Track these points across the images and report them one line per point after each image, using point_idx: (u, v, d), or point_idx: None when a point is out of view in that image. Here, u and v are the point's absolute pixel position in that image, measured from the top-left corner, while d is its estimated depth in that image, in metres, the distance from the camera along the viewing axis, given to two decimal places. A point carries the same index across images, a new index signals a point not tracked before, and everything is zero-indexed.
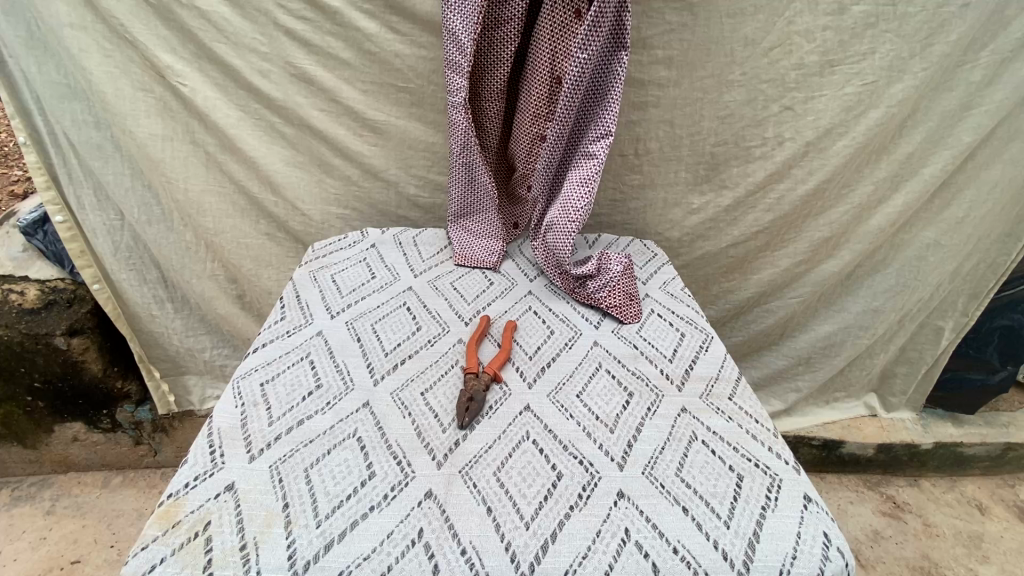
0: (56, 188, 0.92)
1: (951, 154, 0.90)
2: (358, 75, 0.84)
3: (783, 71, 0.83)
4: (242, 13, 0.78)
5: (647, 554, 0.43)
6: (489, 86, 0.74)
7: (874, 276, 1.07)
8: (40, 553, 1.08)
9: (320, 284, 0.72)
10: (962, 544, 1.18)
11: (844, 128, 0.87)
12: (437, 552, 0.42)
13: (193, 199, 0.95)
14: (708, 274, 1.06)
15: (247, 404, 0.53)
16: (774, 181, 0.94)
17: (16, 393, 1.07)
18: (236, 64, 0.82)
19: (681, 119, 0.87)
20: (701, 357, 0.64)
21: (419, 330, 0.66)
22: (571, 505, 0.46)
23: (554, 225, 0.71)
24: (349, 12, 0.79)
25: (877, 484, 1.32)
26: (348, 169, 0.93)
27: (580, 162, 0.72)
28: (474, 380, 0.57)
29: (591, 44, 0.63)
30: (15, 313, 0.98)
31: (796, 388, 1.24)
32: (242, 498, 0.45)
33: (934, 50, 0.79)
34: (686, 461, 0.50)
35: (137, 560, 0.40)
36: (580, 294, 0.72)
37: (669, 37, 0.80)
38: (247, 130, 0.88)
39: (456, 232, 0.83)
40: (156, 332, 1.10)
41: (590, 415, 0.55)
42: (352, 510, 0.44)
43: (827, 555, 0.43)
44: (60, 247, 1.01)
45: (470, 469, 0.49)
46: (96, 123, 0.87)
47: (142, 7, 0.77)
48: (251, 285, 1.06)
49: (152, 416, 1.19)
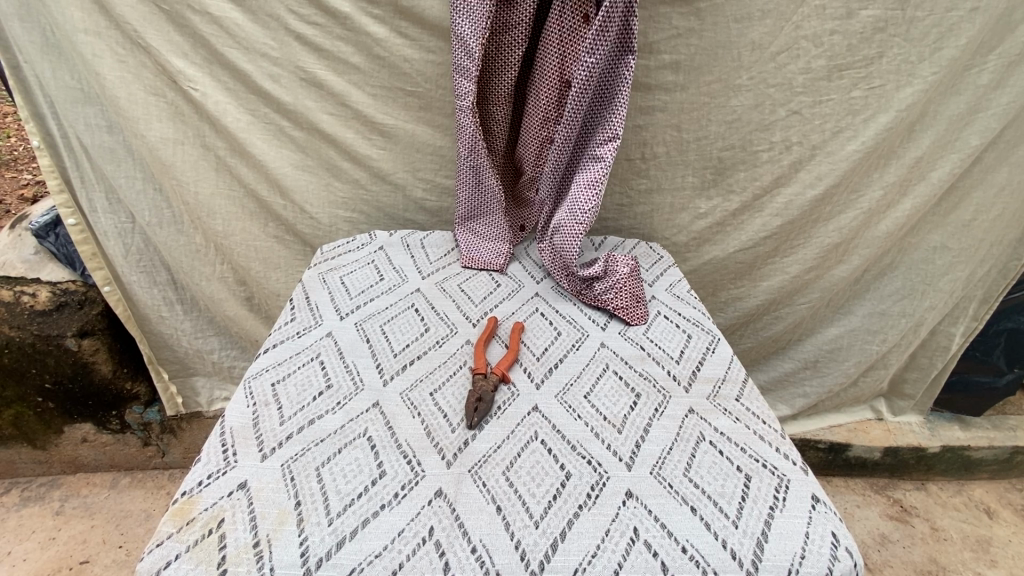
0: (68, 192, 0.94)
1: (957, 157, 0.90)
2: (368, 80, 0.85)
3: (790, 76, 0.83)
4: (253, 19, 0.80)
5: (656, 553, 0.43)
6: (496, 90, 0.75)
7: (882, 280, 1.07)
8: (49, 554, 1.09)
9: (329, 285, 0.73)
10: (970, 548, 1.17)
11: (852, 132, 0.87)
12: (448, 551, 0.42)
13: (203, 202, 0.95)
14: (716, 280, 1.06)
15: (258, 404, 0.54)
16: (782, 185, 0.94)
17: (26, 393, 1.08)
18: (247, 69, 0.83)
19: (688, 123, 0.88)
20: (708, 358, 0.64)
21: (427, 330, 0.66)
22: (579, 505, 0.46)
23: (561, 227, 0.72)
24: (358, 18, 0.80)
25: (883, 487, 1.31)
26: (356, 173, 0.94)
27: (588, 164, 0.72)
28: (482, 380, 0.57)
29: (599, 47, 0.64)
30: (27, 314, 1.00)
31: (803, 392, 1.24)
32: (255, 496, 0.45)
33: (943, 54, 0.80)
34: (693, 461, 0.51)
35: (152, 557, 0.41)
36: (587, 295, 0.73)
37: (675, 42, 0.81)
38: (257, 134, 0.89)
39: (464, 234, 0.84)
40: (165, 333, 1.11)
41: (598, 415, 0.56)
42: (362, 508, 0.45)
43: (836, 556, 0.43)
44: (70, 250, 1.05)
45: (480, 468, 0.49)
46: (109, 127, 0.88)
47: (155, 13, 0.79)
48: (260, 288, 1.07)
49: (162, 417, 1.20)
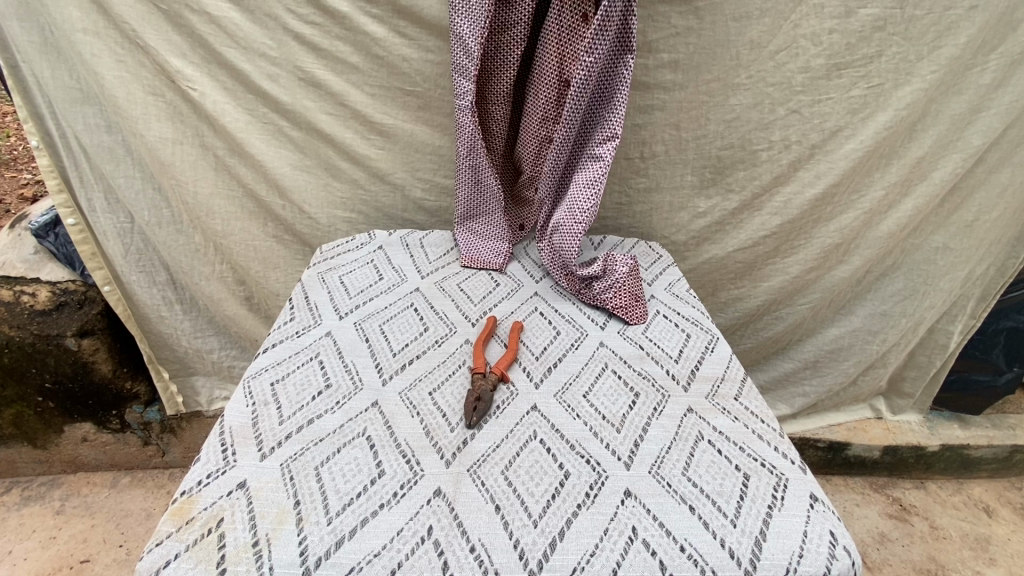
0: (67, 192, 0.94)
1: (959, 157, 0.90)
2: (367, 79, 0.85)
3: (789, 75, 0.83)
4: (252, 18, 0.80)
5: (655, 552, 0.43)
6: (495, 90, 0.75)
7: (882, 280, 1.07)
8: (50, 553, 1.09)
9: (329, 284, 0.73)
10: (969, 546, 1.17)
11: (852, 131, 0.87)
12: (447, 549, 0.42)
13: (202, 202, 0.95)
14: (715, 279, 1.06)
15: (258, 403, 0.54)
16: (781, 184, 0.94)
17: (27, 393, 1.09)
18: (246, 69, 0.83)
19: (687, 122, 0.88)
20: (707, 357, 0.64)
21: (426, 330, 0.66)
22: (578, 504, 0.47)
23: (560, 226, 0.72)
24: (357, 17, 0.80)
25: (882, 486, 1.31)
26: (355, 172, 0.94)
27: (587, 163, 0.72)
28: (481, 380, 0.57)
29: (598, 47, 0.64)
30: (27, 314, 1.00)
31: (803, 392, 1.24)
32: (254, 495, 0.45)
33: (942, 53, 0.80)
34: (692, 460, 0.51)
35: (152, 556, 0.41)
36: (586, 294, 0.73)
37: (674, 41, 0.81)
38: (256, 134, 0.89)
39: (463, 234, 0.84)
40: (164, 333, 1.11)
41: (596, 414, 0.56)
42: (361, 508, 0.45)
43: (834, 554, 0.44)
44: (71, 249, 1.04)
45: (478, 468, 0.49)
46: (108, 126, 0.88)
47: (153, 13, 0.78)
48: (259, 288, 1.07)
49: (161, 416, 1.20)
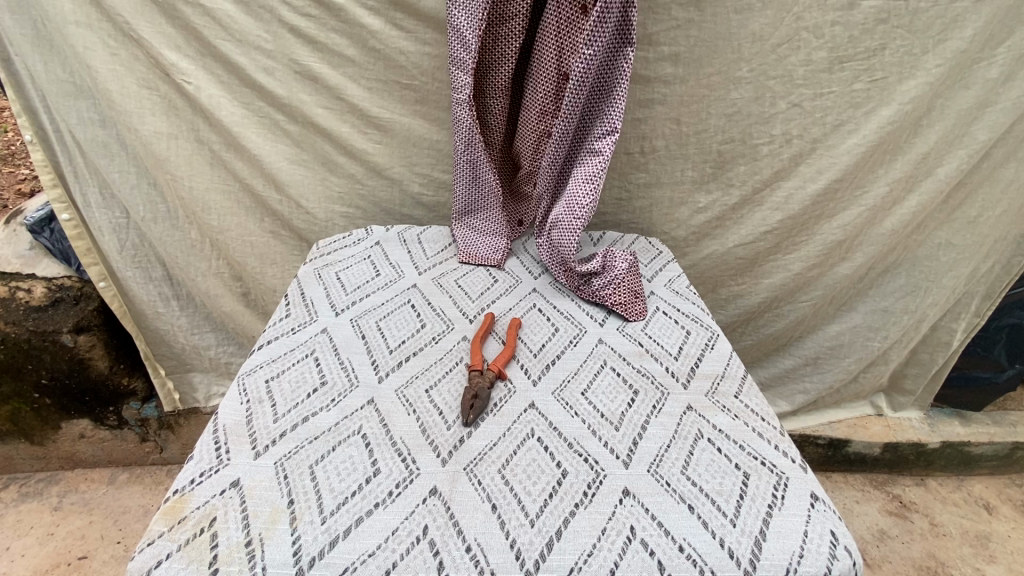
0: (62, 186, 0.93)
1: (965, 152, 0.89)
2: (363, 73, 0.84)
3: (791, 68, 0.82)
4: (247, 10, 0.79)
5: (653, 552, 0.42)
6: (493, 83, 0.74)
7: (884, 276, 1.07)
8: (47, 550, 1.09)
9: (325, 280, 0.72)
10: (969, 544, 1.17)
11: (854, 125, 0.86)
12: (442, 550, 0.42)
13: (198, 197, 0.95)
14: (716, 276, 1.06)
15: (253, 401, 0.54)
16: (782, 179, 0.93)
17: (22, 389, 1.08)
18: (240, 61, 0.82)
19: (687, 116, 0.87)
20: (707, 355, 0.63)
21: (423, 327, 0.66)
22: (576, 503, 0.46)
23: (559, 221, 0.71)
24: (353, 10, 0.79)
25: (882, 483, 1.31)
26: (352, 167, 0.93)
27: (586, 158, 0.71)
28: (478, 377, 0.57)
29: (598, 39, 0.63)
30: (22, 310, 0.99)
31: (804, 388, 1.23)
32: (247, 494, 0.45)
33: (948, 46, 0.79)
34: (691, 459, 0.50)
35: (143, 556, 0.40)
36: (585, 291, 0.72)
37: (675, 33, 0.80)
38: (252, 128, 0.88)
39: (461, 230, 0.83)
40: (161, 329, 1.10)
41: (595, 412, 0.55)
42: (357, 506, 0.44)
43: (835, 554, 0.43)
44: (66, 245, 1.03)
45: (475, 466, 0.49)
46: (102, 121, 0.87)
47: (147, 5, 0.77)
48: (256, 283, 1.06)
49: (159, 413, 1.20)
